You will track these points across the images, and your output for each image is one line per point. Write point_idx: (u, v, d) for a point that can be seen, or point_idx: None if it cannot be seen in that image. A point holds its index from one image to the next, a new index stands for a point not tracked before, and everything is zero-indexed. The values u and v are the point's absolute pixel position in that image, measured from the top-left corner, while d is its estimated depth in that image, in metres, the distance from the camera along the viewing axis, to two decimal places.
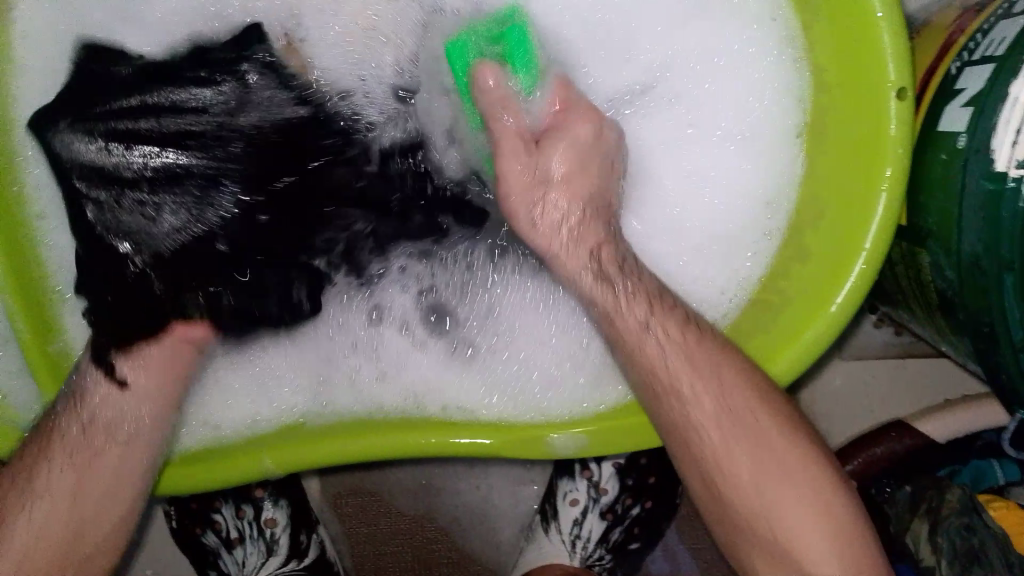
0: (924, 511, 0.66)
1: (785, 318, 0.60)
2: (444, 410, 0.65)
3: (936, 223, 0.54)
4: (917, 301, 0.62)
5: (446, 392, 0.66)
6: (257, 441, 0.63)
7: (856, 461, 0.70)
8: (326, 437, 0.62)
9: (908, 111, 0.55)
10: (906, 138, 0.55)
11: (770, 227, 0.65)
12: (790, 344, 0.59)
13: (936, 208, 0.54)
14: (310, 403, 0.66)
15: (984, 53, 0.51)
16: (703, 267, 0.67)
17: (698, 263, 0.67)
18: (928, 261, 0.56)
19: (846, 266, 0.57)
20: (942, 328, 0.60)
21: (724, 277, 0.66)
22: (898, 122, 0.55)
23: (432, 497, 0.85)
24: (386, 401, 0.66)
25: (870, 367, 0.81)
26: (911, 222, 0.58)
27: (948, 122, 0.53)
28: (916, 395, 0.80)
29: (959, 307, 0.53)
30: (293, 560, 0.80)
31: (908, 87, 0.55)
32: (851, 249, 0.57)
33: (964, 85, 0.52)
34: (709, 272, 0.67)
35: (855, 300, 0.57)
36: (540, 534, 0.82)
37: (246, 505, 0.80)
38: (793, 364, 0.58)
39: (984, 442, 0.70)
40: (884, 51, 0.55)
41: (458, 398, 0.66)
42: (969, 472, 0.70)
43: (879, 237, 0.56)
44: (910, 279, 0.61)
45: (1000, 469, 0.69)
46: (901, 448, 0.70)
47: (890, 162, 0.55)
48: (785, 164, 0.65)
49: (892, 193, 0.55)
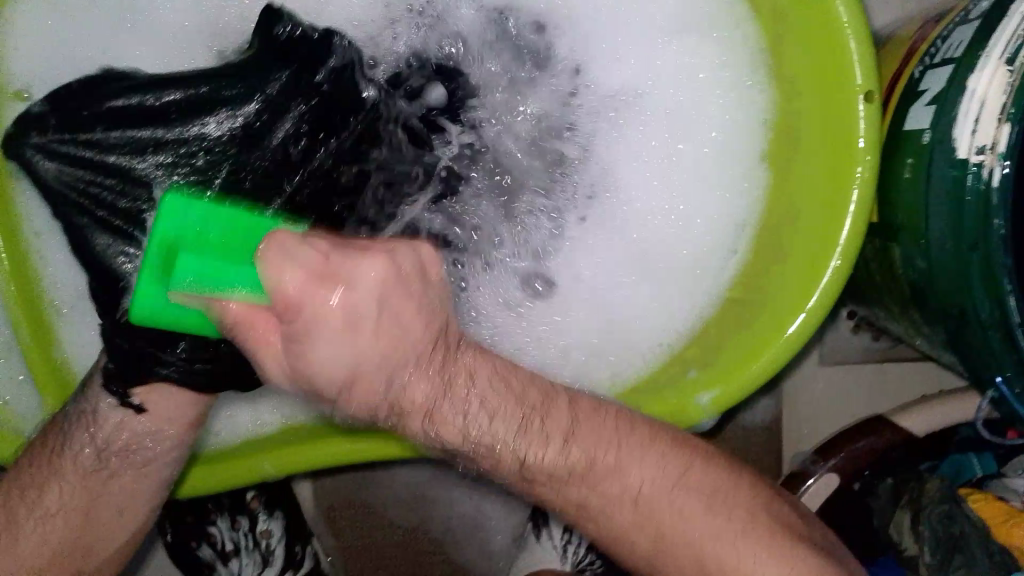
0: (905, 502, 0.69)
1: (764, 311, 0.62)
2: None
3: (905, 217, 0.57)
4: (891, 297, 0.65)
5: None
6: (256, 447, 0.65)
7: (839, 457, 0.71)
8: (328, 437, 0.63)
9: (876, 113, 0.59)
10: (874, 139, 0.59)
11: (744, 232, 0.67)
12: (771, 335, 0.61)
13: (905, 203, 0.57)
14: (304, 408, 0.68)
15: (944, 55, 0.55)
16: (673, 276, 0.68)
17: (669, 274, 0.68)
18: (900, 255, 0.59)
19: (823, 260, 0.60)
20: (916, 321, 0.63)
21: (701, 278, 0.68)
22: (867, 124, 0.59)
23: (425, 508, 0.86)
24: None
25: (847, 369, 0.83)
26: (883, 219, 0.61)
27: (914, 121, 0.57)
28: (890, 396, 0.84)
29: (930, 296, 0.56)
30: (288, 571, 0.81)
31: (875, 91, 0.58)
32: (827, 244, 0.60)
33: (927, 87, 0.56)
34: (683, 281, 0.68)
35: (833, 291, 0.60)
36: (532, 541, 0.84)
37: (241, 516, 0.81)
38: (773, 357, 0.60)
39: (962, 437, 0.72)
40: (852, 57, 0.59)
41: None
42: (949, 465, 0.73)
43: (853, 234, 0.59)
44: (883, 274, 0.64)
45: (978, 461, 0.72)
46: (883, 445, 0.71)
47: (860, 162, 0.59)
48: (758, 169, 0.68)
49: (864, 191, 0.59)
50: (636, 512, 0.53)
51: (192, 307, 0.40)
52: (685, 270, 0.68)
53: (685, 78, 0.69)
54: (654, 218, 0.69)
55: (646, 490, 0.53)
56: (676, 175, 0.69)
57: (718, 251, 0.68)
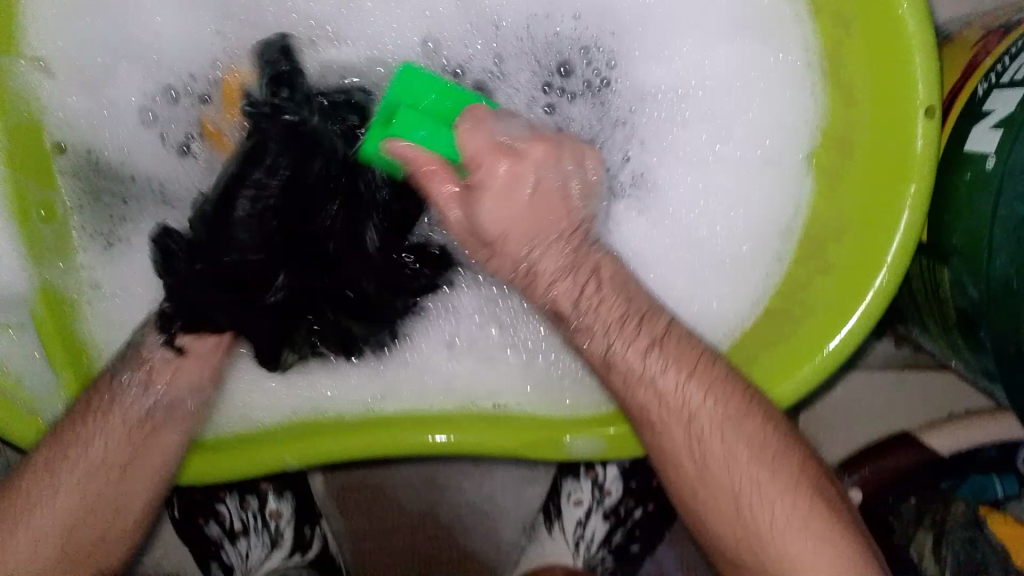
0: None
1: (804, 326, 0.60)
2: (454, 408, 0.66)
3: (960, 241, 0.56)
4: (933, 317, 0.63)
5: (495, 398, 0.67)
6: (267, 434, 0.64)
7: (861, 471, 0.71)
8: (346, 431, 0.62)
9: (935, 129, 0.56)
10: (931, 158, 0.56)
11: (787, 239, 0.66)
12: (810, 352, 0.59)
13: (961, 227, 0.56)
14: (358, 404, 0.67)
15: (1013, 76, 0.53)
16: (711, 289, 0.67)
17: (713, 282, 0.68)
18: (949, 279, 0.58)
19: (868, 278, 0.58)
20: (958, 347, 0.61)
21: (740, 286, 0.67)
22: (925, 140, 0.56)
23: (434, 494, 0.85)
24: (402, 406, 0.66)
25: (872, 380, 0.81)
26: (933, 240, 0.59)
27: (976, 142, 0.55)
28: (917, 408, 0.81)
29: (979, 326, 0.55)
30: (297, 552, 0.80)
31: (936, 105, 0.56)
32: (873, 263, 0.58)
33: (993, 107, 0.54)
34: (727, 292, 0.67)
35: (875, 313, 0.58)
36: (543, 533, 0.82)
37: (250, 496, 0.79)
38: (806, 376, 0.59)
39: (985, 459, 0.70)
40: (914, 68, 0.56)
41: (499, 403, 0.66)
42: (970, 486, 0.70)
43: (900, 255, 0.57)
44: (928, 295, 0.62)
45: (1001, 483, 0.69)
46: (907, 462, 0.70)
47: (915, 180, 0.56)
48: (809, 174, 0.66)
49: (915, 212, 0.56)
50: (694, 447, 0.55)
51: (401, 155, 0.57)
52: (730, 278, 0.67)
53: (732, 77, 0.68)
54: (695, 225, 0.69)
55: (704, 415, 0.55)
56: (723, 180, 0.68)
57: (760, 258, 0.67)
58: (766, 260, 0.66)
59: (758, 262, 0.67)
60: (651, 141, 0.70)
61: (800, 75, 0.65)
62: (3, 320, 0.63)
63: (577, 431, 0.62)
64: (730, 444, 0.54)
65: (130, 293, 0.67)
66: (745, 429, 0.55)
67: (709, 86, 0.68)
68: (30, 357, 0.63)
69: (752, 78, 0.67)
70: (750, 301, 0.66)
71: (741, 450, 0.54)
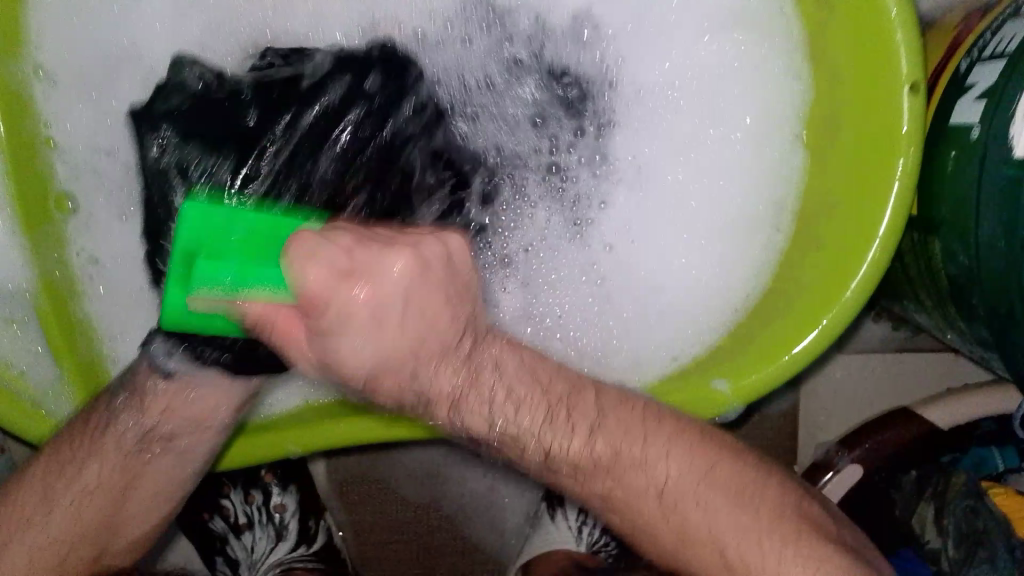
0: (929, 495, 0.69)
1: (800, 302, 0.61)
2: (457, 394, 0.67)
3: (947, 212, 0.56)
4: (925, 291, 0.64)
5: None
6: (278, 422, 0.65)
7: (864, 446, 0.71)
8: (341, 417, 0.64)
9: (921, 104, 0.57)
10: (917, 132, 0.57)
11: (778, 216, 0.66)
12: (803, 328, 0.59)
13: (948, 198, 0.56)
14: None
15: (995, 50, 0.54)
16: (710, 272, 0.68)
17: (707, 260, 0.68)
18: (940, 250, 0.58)
19: (860, 253, 0.58)
20: (952, 319, 0.62)
21: (739, 265, 0.67)
22: (912, 115, 0.57)
23: (435, 485, 0.86)
24: None
25: (868, 360, 0.81)
26: (923, 213, 0.60)
27: (959, 114, 0.56)
28: (911, 387, 0.81)
29: (972, 293, 0.56)
30: (301, 546, 0.81)
31: (920, 81, 0.57)
32: (864, 236, 0.59)
33: (976, 80, 0.55)
34: (713, 274, 0.68)
35: (868, 286, 0.59)
36: (545, 519, 0.83)
37: (255, 490, 0.80)
38: (802, 352, 0.59)
39: (983, 431, 0.72)
40: (897, 47, 0.57)
41: None
42: (970, 460, 0.72)
43: (890, 229, 0.58)
44: (919, 269, 0.63)
45: (1001, 456, 0.71)
46: (907, 436, 0.71)
47: (903, 155, 0.57)
48: (789, 155, 0.66)
49: (904, 185, 0.57)
50: (661, 504, 0.52)
51: (328, 140, 0.49)
52: (722, 259, 0.68)
53: (723, 52, 0.68)
54: (689, 209, 0.70)
55: (671, 481, 0.52)
56: (707, 162, 0.70)
57: (753, 238, 0.67)
58: (758, 236, 0.67)
59: (753, 239, 0.67)
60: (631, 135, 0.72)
61: (778, 57, 0.66)
62: (8, 314, 0.63)
63: None
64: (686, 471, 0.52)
65: (121, 288, 0.67)
66: (708, 457, 0.53)
67: (695, 67, 0.70)
68: (33, 352, 0.63)
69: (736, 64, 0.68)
70: (746, 278, 0.66)
71: (717, 501, 0.52)
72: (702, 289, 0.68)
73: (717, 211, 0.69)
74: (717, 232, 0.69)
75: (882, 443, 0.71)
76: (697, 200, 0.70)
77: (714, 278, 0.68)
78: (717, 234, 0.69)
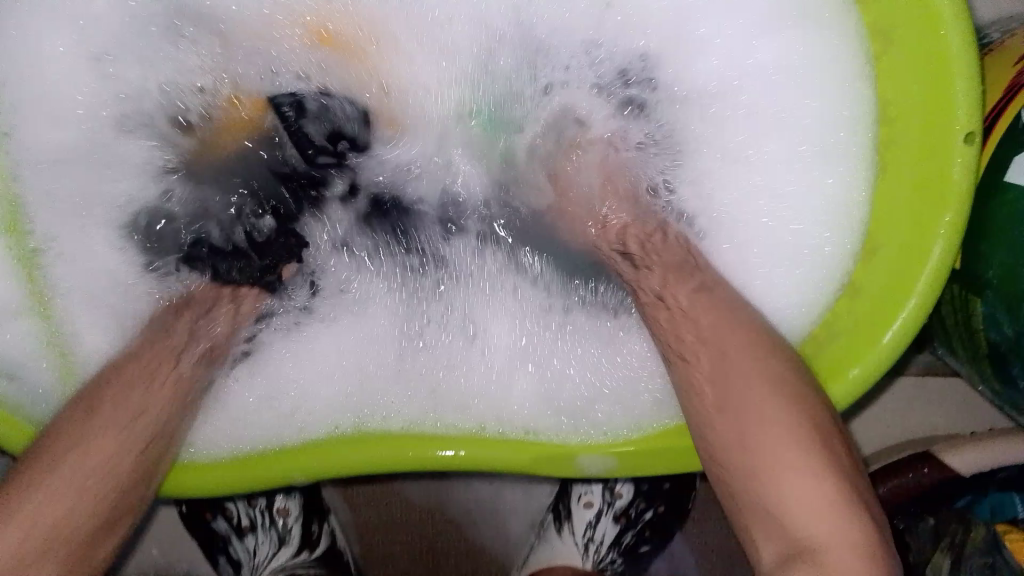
0: (945, 546, 0.68)
1: (843, 343, 0.58)
2: (477, 419, 0.64)
3: (994, 277, 0.53)
4: (959, 342, 0.61)
5: (432, 412, 0.65)
6: (268, 448, 0.63)
7: (878, 491, 0.70)
8: (336, 446, 0.61)
9: (976, 156, 0.52)
10: (970, 181, 0.52)
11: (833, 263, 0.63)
12: (836, 375, 0.56)
13: (997, 261, 0.53)
14: (325, 411, 0.66)
15: None
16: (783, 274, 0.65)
17: (772, 283, 0.65)
18: (982, 312, 0.55)
19: (897, 308, 0.55)
20: (986, 377, 0.59)
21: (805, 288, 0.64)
22: (963, 166, 0.52)
23: (442, 490, 0.85)
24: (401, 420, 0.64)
25: (891, 385, 0.80)
26: (966, 269, 0.57)
27: (1016, 171, 0.52)
28: (934, 416, 0.79)
29: (1011, 363, 0.54)
30: (303, 550, 0.79)
31: (977, 132, 0.52)
32: (903, 291, 0.55)
33: None
34: (771, 286, 0.65)
35: (903, 342, 0.55)
36: (552, 532, 0.82)
37: (259, 495, 0.79)
38: (847, 394, 0.56)
39: (1004, 476, 0.69)
40: (956, 94, 0.52)
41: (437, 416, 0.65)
42: (986, 505, 0.70)
43: (930, 284, 0.54)
44: (957, 322, 0.60)
45: (1021, 501, 0.69)
46: (926, 481, 0.69)
47: (952, 209, 0.53)
48: (839, 187, 0.63)
49: (949, 240, 0.53)
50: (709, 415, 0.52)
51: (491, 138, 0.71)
52: (779, 280, 0.64)
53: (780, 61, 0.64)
54: (755, 238, 0.66)
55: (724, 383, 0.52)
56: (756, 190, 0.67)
57: (827, 248, 0.63)
58: (800, 272, 0.64)
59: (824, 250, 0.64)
60: (694, 167, 0.68)
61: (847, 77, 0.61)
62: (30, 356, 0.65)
63: (589, 448, 0.61)
64: (756, 408, 0.50)
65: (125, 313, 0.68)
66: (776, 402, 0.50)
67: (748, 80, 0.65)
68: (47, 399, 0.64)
69: (788, 79, 0.64)
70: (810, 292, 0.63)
71: (770, 425, 0.49)
72: (776, 265, 0.65)
73: (795, 225, 0.65)
74: (798, 252, 0.64)
75: (900, 488, 0.69)
76: (780, 230, 0.65)
77: (776, 299, 0.64)
78: (795, 253, 0.65)
